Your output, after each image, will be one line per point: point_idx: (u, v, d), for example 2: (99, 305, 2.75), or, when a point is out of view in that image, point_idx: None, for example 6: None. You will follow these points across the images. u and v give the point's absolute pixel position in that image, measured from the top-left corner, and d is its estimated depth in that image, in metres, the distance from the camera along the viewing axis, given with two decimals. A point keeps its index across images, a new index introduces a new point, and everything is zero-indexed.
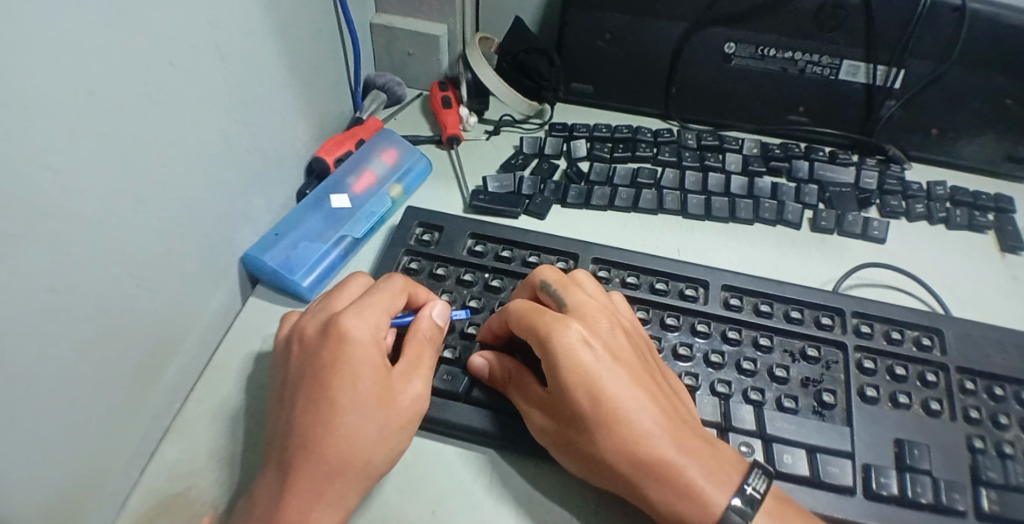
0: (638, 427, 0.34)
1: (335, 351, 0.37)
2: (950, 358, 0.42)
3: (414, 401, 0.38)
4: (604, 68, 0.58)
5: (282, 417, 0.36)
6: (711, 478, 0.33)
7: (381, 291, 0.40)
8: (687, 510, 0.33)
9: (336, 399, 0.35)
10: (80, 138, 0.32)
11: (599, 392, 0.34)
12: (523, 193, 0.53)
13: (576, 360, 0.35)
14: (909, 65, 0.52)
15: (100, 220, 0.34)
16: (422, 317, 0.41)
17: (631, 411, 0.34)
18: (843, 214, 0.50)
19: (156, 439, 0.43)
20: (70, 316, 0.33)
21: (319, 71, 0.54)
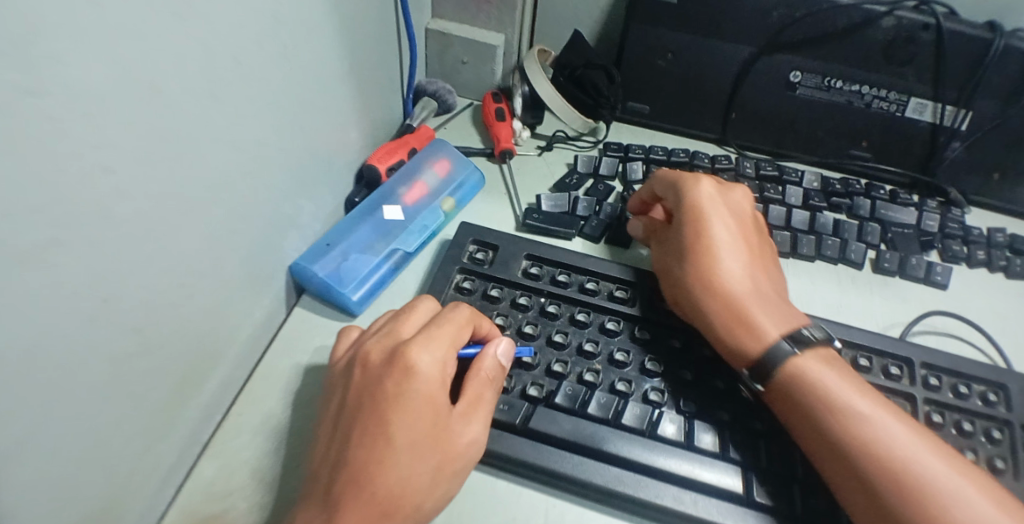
0: (722, 251, 0.43)
1: (399, 385, 0.36)
2: (1015, 415, 0.41)
3: (468, 447, 0.37)
4: (664, 88, 0.56)
5: (337, 446, 0.36)
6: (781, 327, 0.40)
7: (450, 324, 0.40)
8: (747, 323, 0.41)
9: (394, 435, 0.35)
10: (141, 144, 0.30)
11: (708, 234, 0.44)
12: (578, 214, 0.51)
13: (697, 197, 0.46)
14: (975, 106, 0.50)
15: (151, 229, 0.32)
16: (485, 356, 0.40)
17: (723, 246, 0.44)
18: (905, 257, 0.49)
19: (194, 455, 0.42)
20: (115, 332, 0.31)
21: (374, 76, 0.53)
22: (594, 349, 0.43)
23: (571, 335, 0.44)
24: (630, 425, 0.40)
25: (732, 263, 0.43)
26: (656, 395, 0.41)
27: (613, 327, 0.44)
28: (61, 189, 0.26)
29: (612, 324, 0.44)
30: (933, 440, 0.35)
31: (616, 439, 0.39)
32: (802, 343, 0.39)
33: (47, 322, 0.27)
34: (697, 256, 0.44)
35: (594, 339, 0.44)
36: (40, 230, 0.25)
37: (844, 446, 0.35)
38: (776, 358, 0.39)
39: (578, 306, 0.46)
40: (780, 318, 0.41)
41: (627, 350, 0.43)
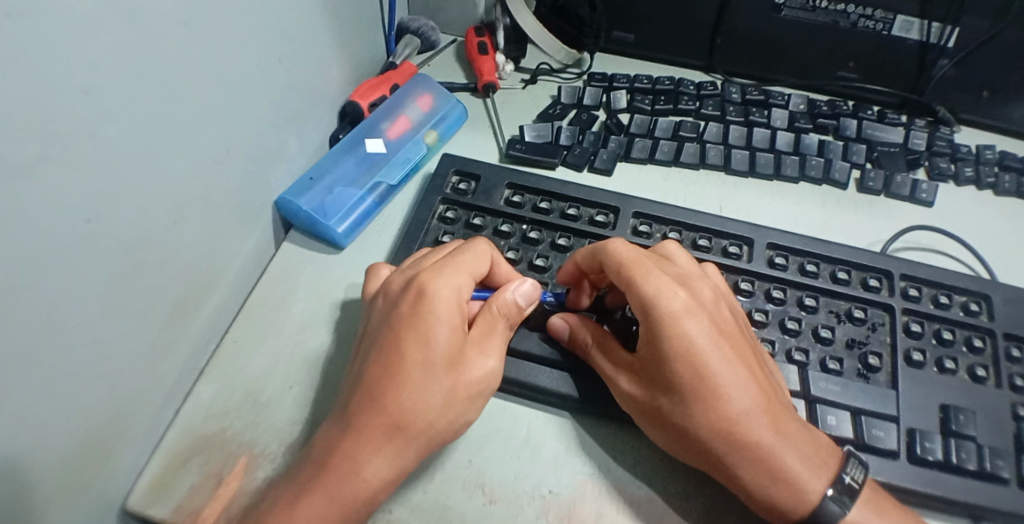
0: (698, 350, 0.34)
1: (416, 309, 0.36)
2: (997, 324, 0.42)
3: (485, 375, 0.37)
4: (647, 15, 0.55)
5: (355, 365, 0.37)
6: (754, 407, 0.33)
7: (470, 254, 0.39)
8: (719, 418, 0.33)
9: (407, 354, 0.35)
10: (117, 67, 0.30)
11: (678, 336, 0.34)
12: (561, 143, 0.51)
13: (673, 315, 0.34)
14: (964, 22, 0.49)
15: (137, 150, 0.33)
16: (502, 293, 0.39)
17: (701, 348, 0.34)
18: (890, 175, 0.49)
19: (191, 381, 0.43)
20: (108, 249, 0.32)
21: (353, 11, 0.52)
22: None
23: (552, 258, 0.45)
24: None
25: (695, 318, 0.34)
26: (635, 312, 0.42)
27: None
28: (42, 108, 0.26)
29: (592, 247, 0.45)
30: (727, 424, 0.33)
31: None
32: (802, 475, 0.33)
33: (34, 237, 0.27)
34: (665, 391, 0.35)
35: None
36: (23, 147, 0.26)
37: (770, 472, 0.33)
38: (748, 434, 0.33)
39: (559, 231, 0.46)
40: (673, 303, 0.34)
41: None
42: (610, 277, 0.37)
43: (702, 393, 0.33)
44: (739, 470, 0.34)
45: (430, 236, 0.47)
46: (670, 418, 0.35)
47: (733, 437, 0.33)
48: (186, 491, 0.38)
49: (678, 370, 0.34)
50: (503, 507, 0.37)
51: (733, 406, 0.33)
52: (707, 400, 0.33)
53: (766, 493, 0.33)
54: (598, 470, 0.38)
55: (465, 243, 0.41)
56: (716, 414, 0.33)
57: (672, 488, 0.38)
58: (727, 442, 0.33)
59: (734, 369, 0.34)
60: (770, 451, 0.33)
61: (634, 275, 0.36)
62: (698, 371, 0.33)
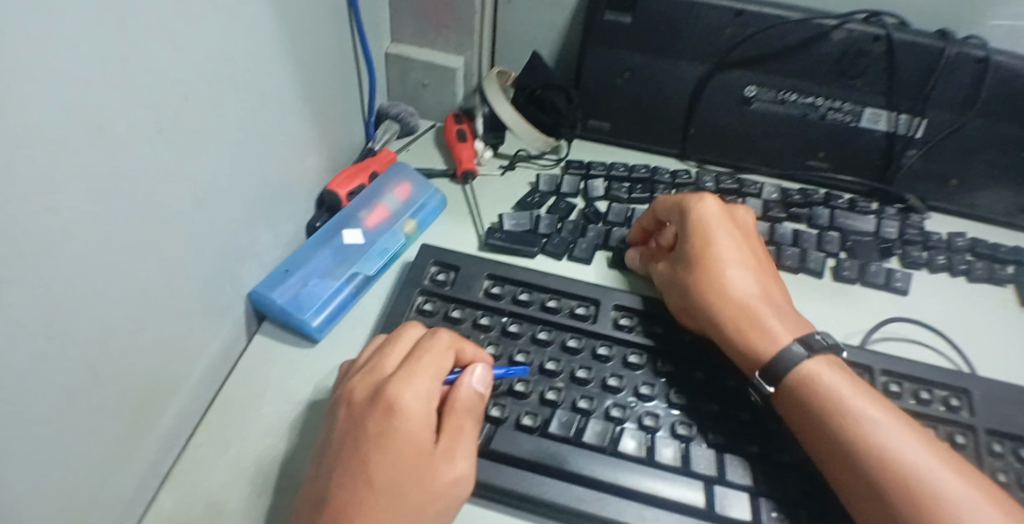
0: (754, 321, 0.41)
1: (381, 426, 0.35)
2: (978, 419, 0.41)
3: (455, 484, 0.35)
4: (622, 107, 0.57)
5: (317, 486, 0.35)
6: (822, 370, 0.39)
7: (431, 353, 0.38)
8: (808, 378, 0.38)
9: (374, 476, 0.33)
10: (87, 182, 0.30)
11: (743, 307, 0.42)
12: (540, 231, 0.51)
13: (733, 290, 0.42)
14: (930, 114, 0.51)
15: (103, 264, 0.32)
16: (462, 384, 0.38)
17: (763, 318, 0.41)
18: (865, 264, 0.49)
19: (151, 491, 0.40)
20: (66, 371, 0.31)
21: (332, 103, 0.53)
22: (556, 368, 0.43)
23: (532, 353, 0.44)
24: (591, 444, 0.39)
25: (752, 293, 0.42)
26: (618, 411, 0.41)
27: (574, 344, 0.44)
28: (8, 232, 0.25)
29: (573, 341, 0.44)
30: (834, 396, 0.37)
31: (578, 457, 0.39)
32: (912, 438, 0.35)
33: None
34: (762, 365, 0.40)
35: (555, 358, 0.44)
36: None
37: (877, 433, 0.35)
38: (843, 396, 0.37)
39: (539, 325, 0.46)
40: (734, 282, 0.43)
41: (589, 367, 0.43)
42: (668, 286, 0.46)
43: (808, 375, 0.38)
44: (865, 459, 0.35)
45: None
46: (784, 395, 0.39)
47: (854, 420, 0.36)
48: None
49: (757, 345, 0.41)
50: None
51: (845, 391, 0.37)
52: (811, 385, 0.38)
53: (898, 476, 0.34)
54: None
55: (427, 333, 0.40)
56: (825, 393, 0.38)
57: None
58: (852, 423, 0.36)
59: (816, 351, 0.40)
60: (875, 431, 0.36)
61: (704, 254, 0.44)
62: (775, 342, 0.40)
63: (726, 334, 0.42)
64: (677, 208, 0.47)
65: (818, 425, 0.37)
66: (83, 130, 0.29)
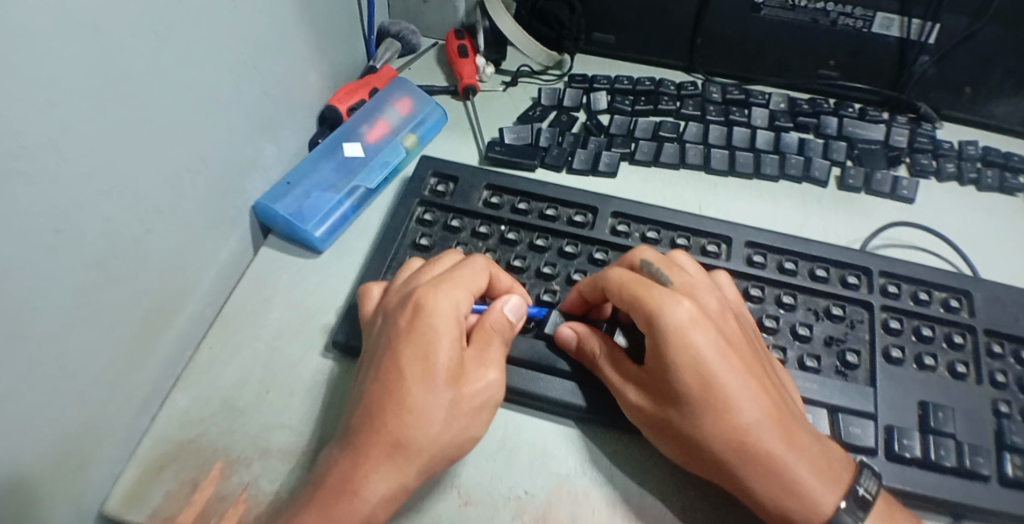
0: (698, 360, 0.33)
1: (414, 323, 0.35)
2: (978, 320, 0.41)
3: (488, 387, 0.35)
4: (627, 18, 0.55)
5: (357, 384, 0.36)
6: (755, 423, 0.32)
7: (466, 269, 0.38)
8: (723, 430, 0.32)
9: (407, 370, 0.33)
10: (86, 79, 0.30)
11: (682, 347, 0.33)
12: (540, 144, 0.51)
13: (688, 337, 0.33)
14: (943, 19, 0.49)
15: (108, 160, 0.33)
16: (494, 308, 0.38)
17: (710, 359, 0.33)
18: (870, 172, 0.49)
19: (168, 387, 0.42)
20: (76, 255, 0.32)
21: (331, 18, 0.53)
22: (552, 271, 0.44)
23: (530, 259, 0.45)
24: None
25: (702, 329, 0.33)
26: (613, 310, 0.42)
27: (572, 250, 0.44)
28: (10, 122, 0.26)
29: (570, 247, 0.45)
30: (747, 442, 0.32)
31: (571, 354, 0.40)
32: (814, 491, 0.32)
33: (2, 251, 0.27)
34: (680, 408, 0.33)
35: (553, 263, 0.44)
36: None
37: (760, 486, 0.32)
38: (758, 461, 0.32)
39: (538, 232, 0.46)
40: (678, 313, 0.33)
41: (585, 271, 0.44)
42: (619, 286, 0.36)
43: (722, 407, 0.32)
44: (750, 485, 0.33)
45: (407, 239, 0.47)
46: (678, 430, 0.34)
47: (751, 458, 0.32)
48: (159, 499, 0.38)
49: (687, 392, 0.33)
50: (478, 509, 0.36)
51: (762, 433, 0.32)
52: (721, 428, 0.32)
53: (781, 509, 0.32)
54: (575, 472, 0.38)
55: (461, 256, 0.40)
56: (730, 431, 0.32)
57: (649, 488, 0.37)
58: (747, 459, 0.32)
59: (749, 393, 0.33)
60: (769, 471, 0.32)
61: (642, 287, 0.35)
62: (708, 388, 0.32)
63: (655, 367, 0.34)
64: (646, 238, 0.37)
65: (699, 452, 0.34)
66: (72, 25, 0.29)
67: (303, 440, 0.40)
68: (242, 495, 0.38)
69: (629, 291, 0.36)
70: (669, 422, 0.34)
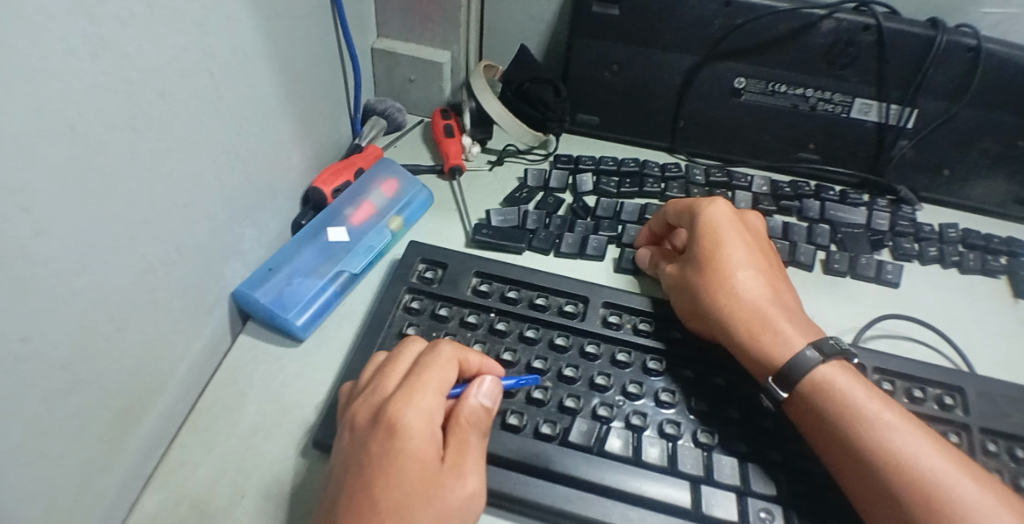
0: (737, 286, 0.42)
1: (384, 446, 0.33)
2: (972, 418, 0.41)
3: (467, 501, 0.33)
4: (610, 100, 0.56)
5: (322, 517, 0.33)
6: (767, 329, 0.41)
7: (433, 368, 0.37)
8: (762, 326, 0.41)
9: (381, 497, 0.31)
10: (61, 179, 0.29)
11: (722, 255, 0.44)
12: (527, 227, 0.51)
13: (739, 275, 0.43)
14: (921, 105, 0.51)
15: (80, 263, 0.31)
16: (467, 396, 0.36)
17: (746, 289, 0.42)
18: (855, 257, 0.49)
19: (135, 491, 0.40)
20: (44, 365, 0.30)
21: (316, 100, 0.53)
22: (543, 366, 0.42)
23: (520, 352, 0.44)
24: (577, 443, 0.39)
25: (748, 283, 0.43)
26: (605, 410, 0.40)
27: (563, 342, 0.44)
28: None
29: (561, 339, 0.44)
30: (851, 404, 0.37)
31: (565, 458, 0.38)
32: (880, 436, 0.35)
33: None
34: (738, 305, 0.42)
35: (543, 356, 0.43)
36: None
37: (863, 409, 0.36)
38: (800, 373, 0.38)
39: (527, 323, 0.45)
40: (755, 288, 0.43)
41: (576, 366, 0.43)
42: (678, 207, 0.48)
43: (831, 378, 0.38)
44: (877, 462, 0.35)
45: (393, 328, 0.45)
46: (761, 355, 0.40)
47: (867, 427, 0.36)
48: None
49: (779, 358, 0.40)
50: None
51: (860, 395, 0.37)
52: (834, 395, 0.37)
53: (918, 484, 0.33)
54: None
55: (429, 344, 0.39)
56: (839, 396, 0.37)
57: None
58: (868, 423, 0.36)
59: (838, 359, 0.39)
60: (880, 425, 0.36)
61: (715, 251, 0.44)
62: (743, 304, 0.42)
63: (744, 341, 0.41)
64: (687, 212, 0.47)
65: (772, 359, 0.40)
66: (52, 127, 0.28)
67: None
68: None
69: (721, 233, 0.45)
70: (734, 332, 0.41)
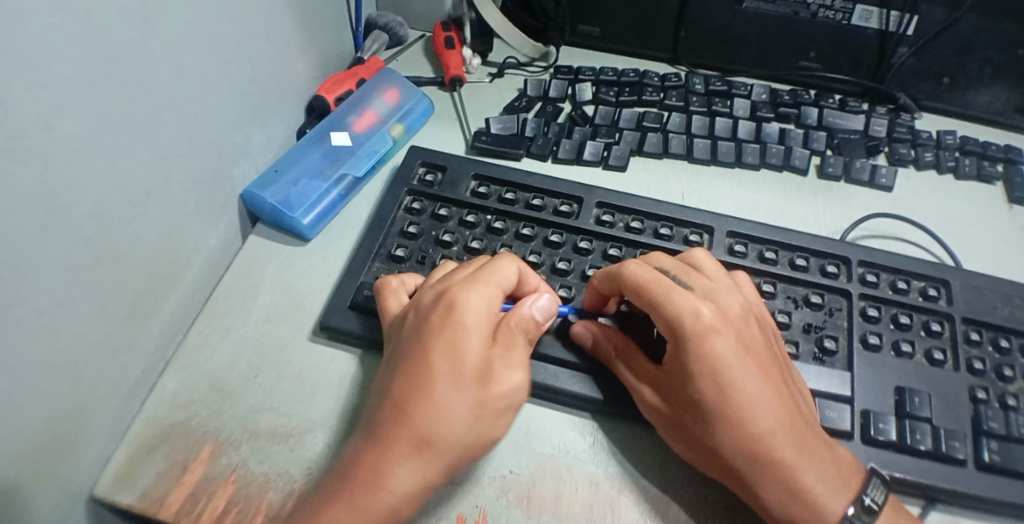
0: (694, 325, 0.34)
1: (445, 320, 0.35)
2: (956, 308, 0.42)
3: (513, 391, 0.35)
4: (611, 9, 0.56)
5: (383, 379, 0.35)
6: (709, 370, 0.33)
7: (496, 269, 0.37)
8: (701, 365, 0.34)
9: (436, 366, 0.33)
10: (69, 58, 0.30)
11: (678, 322, 0.35)
12: (526, 134, 0.52)
13: (699, 323, 0.34)
14: (923, 10, 0.50)
15: (97, 143, 0.33)
16: (522, 307, 0.38)
17: (707, 334, 0.34)
18: (850, 161, 0.50)
19: (159, 370, 0.43)
20: (66, 236, 0.32)
21: (317, 9, 0.53)
22: (538, 260, 0.44)
23: (516, 248, 0.45)
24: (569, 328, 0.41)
25: (705, 316, 0.34)
26: None
27: (557, 239, 0.45)
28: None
29: (555, 236, 0.45)
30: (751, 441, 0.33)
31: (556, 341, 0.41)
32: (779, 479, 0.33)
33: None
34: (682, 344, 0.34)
35: (538, 251, 0.45)
36: None
37: (769, 439, 0.33)
38: (722, 415, 0.33)
39: (524, 221, 0.47)
40: (697, 323, 0.34)
41: (570, 260, 0.45)
42: (636, 290, 0.37)
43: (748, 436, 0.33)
44: (763, 485, 0.33)
45: (395, 226, 0.47)
46: (688, 400, 0.35)
47: (766, 459, 0.33)
48: (151, 479, 0.38)
49: (694, 367, 0.34)
50: (466, 489, 0.37)
51: (767, 417, 0.33)
52: (735, 410, 0.33)
53: (788, 515, 0.33)
54: (559, 450, 0.39)
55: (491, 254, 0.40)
56: (743, 418, 0.33)
57: (631, 465, 0.38)
58: (759, 458, 0.33)
59: (763, 388, 0.33)
60: (778, 454, 0.33)
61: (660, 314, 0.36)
62: (696, 339, 0.34)
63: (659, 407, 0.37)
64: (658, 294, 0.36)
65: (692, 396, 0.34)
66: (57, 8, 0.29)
67: (290, 421, 0.41)
68: (232, 476, 0.38)
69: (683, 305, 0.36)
70: (663, 383, 0.36)
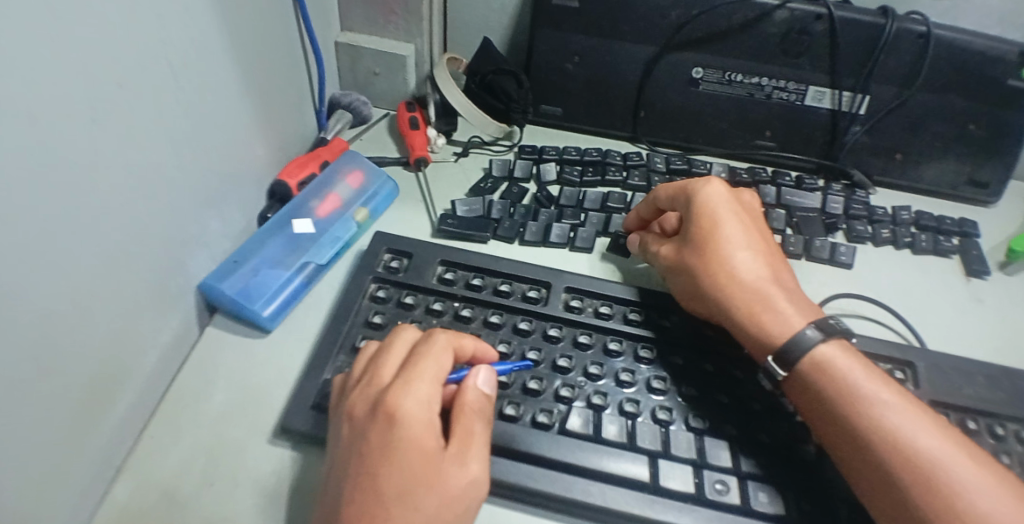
0: (710, 197, 0.46)
1: (386, 435, 0.33)
2: (923, 391, 0.42)
3: (471, 488, 0.33)
4: (572, 91, 0.57)
5: (327, 511, 0.32)
6: (714, 222, 0.45)
7: (428, 356, 0.36)
8: (702, 217, 0.45)
9: (384, 489, 0.31)
10: (20, 167, 0.28)
11: (690, 188, 0.47)
12: (492, 216, 0.52)
13: (711, 196, 0.46)
14: (872, 91, 0.52)
15: (46, 251, 0.31)
16: (467, 387, 0.36)
17: (707, 193, 0.46)
18: (810, 239, 0.51)
19: (103, 481, 0.39)
20: (11, 354, 0.29)
21: (279, 93, 0.53)
22: (506, 350, 0.43)
23: (484, 337, 0.44)
24: (540, 424, 0.40)
25: (714, 194, 0.46)
26: (568, 391, 0.41)
27: (525, 327, 0.44)
28: None
29: (524, 324, 0.44)
30: (880, 414, 0.36)
31: (528, 437, 0.39)
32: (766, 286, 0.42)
33: None
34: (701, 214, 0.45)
35: (507, 340, 0.44)
36: None
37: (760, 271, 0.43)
38: (742, 274, 0.43)
39: (492, 309, 0.46)
40: (712, 196, 0.46)
41: (540, 348, 0.44)
42: (668, 189, 0.49)
43: (874, 407, 0.36)
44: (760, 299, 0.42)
45: (359, 316, 0.46)
46: (703, 267, 0.44)
47: (767, 311, 0.41)
48: None
49: (710, 216, 0.45)
50: None
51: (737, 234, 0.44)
52: (728, 264, 0.43)
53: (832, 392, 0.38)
54: None
55: (422, 335, 0.38)
56: (747, 286, 0.42)
57: None
58: (889, 430, 0.35)
59: (752, 257, 0.44)
60: (774, 297, 0.42)
61: (681, 187, 0.48)
62: (700, 206, 0.46)
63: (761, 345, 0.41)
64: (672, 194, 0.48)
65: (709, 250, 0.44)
66: (16, 121, 0.27)
67: None
68: None
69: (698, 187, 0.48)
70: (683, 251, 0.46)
